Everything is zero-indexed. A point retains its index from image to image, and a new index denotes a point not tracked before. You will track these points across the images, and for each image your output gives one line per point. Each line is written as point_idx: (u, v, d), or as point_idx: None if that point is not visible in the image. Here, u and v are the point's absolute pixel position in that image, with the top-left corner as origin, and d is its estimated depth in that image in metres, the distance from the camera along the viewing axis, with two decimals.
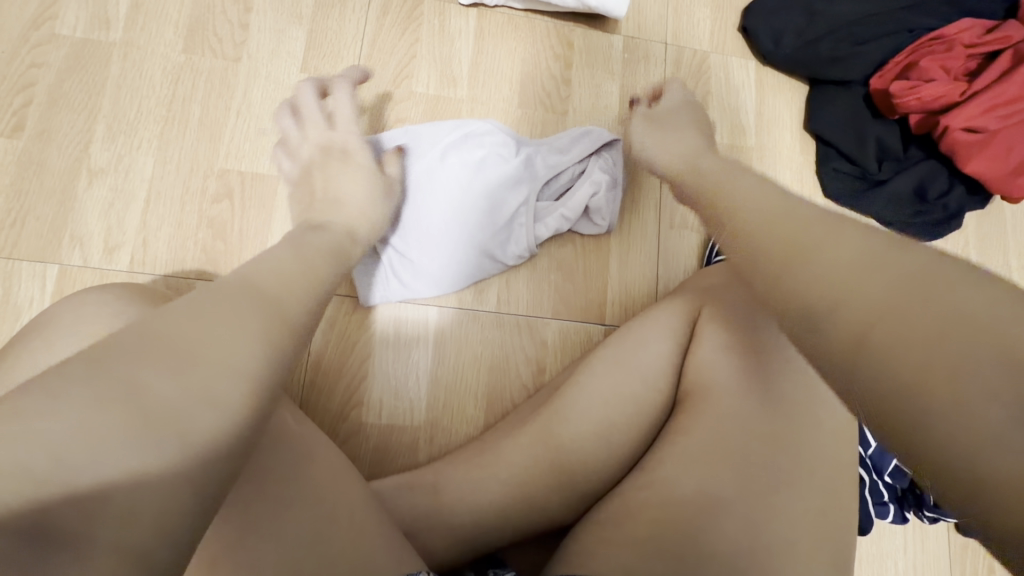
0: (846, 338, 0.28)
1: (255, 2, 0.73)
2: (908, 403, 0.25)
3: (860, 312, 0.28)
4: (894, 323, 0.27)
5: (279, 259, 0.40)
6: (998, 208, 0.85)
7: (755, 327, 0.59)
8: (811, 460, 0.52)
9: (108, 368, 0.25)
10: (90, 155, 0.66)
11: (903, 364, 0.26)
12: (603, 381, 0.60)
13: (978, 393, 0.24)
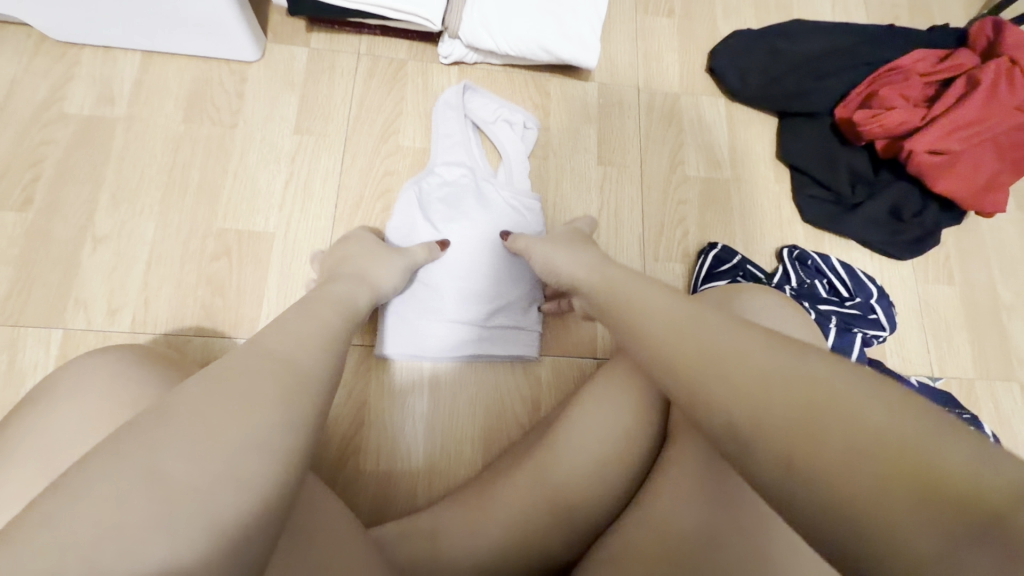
0: (775, 465, 0.30)
1: (250, 73, 0.79)
2: (846, 531, 0.27)
3: (777, 437, 0.31)
4: (816, 450, 0.29)
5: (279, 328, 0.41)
6: (975, 224, 0.88)
7: None
8: None
9: (138, 458, 0.27)
10: (95, 223, 0.70)
11: (833, 490, 0.28)
12: (595, 415, 0.61)
13: (895, 511, 0.26)
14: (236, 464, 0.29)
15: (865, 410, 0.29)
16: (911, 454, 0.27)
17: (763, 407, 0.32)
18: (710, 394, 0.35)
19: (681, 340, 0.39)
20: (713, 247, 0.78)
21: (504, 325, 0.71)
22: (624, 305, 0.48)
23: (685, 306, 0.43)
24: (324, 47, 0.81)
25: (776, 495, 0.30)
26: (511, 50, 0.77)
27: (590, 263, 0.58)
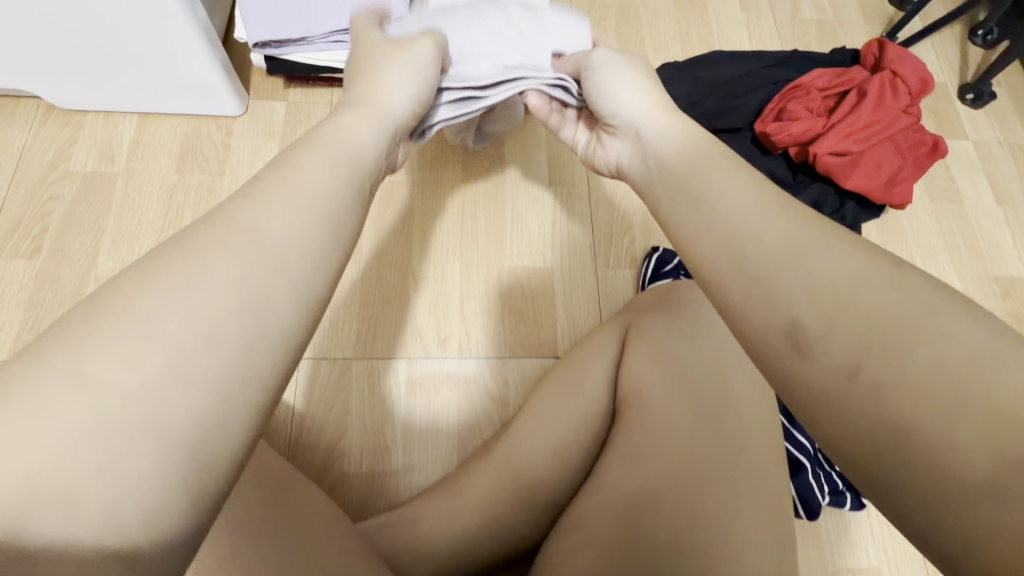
0: (839, 374, 0.31)
1: (235, 126, 0.89)
2: (884, 435, 0.29)
3: (848, 349, 0.32)
4: (888, 365, 0.30)
5: (280, 182, 0.36)
6: (893, 217, 0.98)
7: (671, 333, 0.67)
8: (735, 446, 0.59)
9: (62, 351, 0.25)
10: (97, 265, 0.78)
11: (889, 402, 0.29)
12: (550, 401, 0.68)
13: (958, 439, 0.27)
14: (182, 361, 0.27)
15: (957, 338, 0.29)
16: (992, 378, 0.27)
17: (840, 316, 0.32)
18: (784, 294, 0.35)
19: (764, 242, 0.38)
20: (655, 251, 0.87)
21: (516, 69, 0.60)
22: (691, 179, 0.46)
23: (776, 206, 0.40)
24: (300, 99, 0.92)
25: (821, 399, 0.32)
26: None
27: (658, 118, 0.53)
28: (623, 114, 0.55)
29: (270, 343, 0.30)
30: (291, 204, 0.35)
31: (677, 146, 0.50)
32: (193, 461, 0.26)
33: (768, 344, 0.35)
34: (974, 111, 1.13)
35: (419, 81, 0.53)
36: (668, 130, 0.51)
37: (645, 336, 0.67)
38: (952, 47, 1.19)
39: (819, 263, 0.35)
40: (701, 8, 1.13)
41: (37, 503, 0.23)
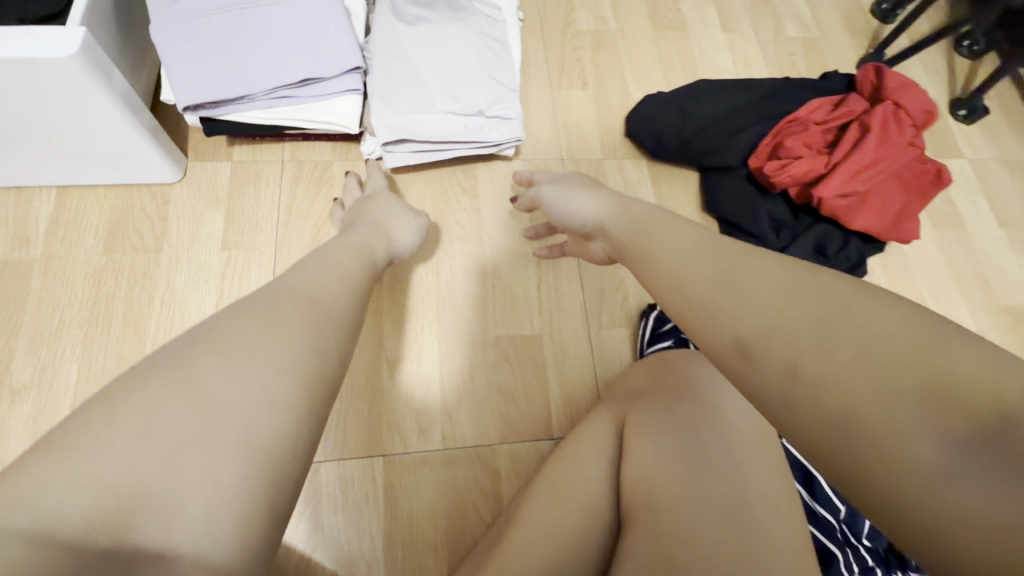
0: (780, 373, 0.33)
1: (172, 194, 0.78)
2: (839, 435, 0.30)
3: (788, 349, 0.33)
4: (821, 360, 0.32)
5: (318, 263, 0.51)
6: (898, 250, 0.92)
7: (676, 424, 0.60)
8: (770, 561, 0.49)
9: (174, 374, 0.33)
10: (13, 372, 0.67)
11: (827, 395, 0.31)
12: (542, 507, 0.59)
13: (900, 416, 0.28)
14: (265, 388, 0.35)
15: (870, 317, 0.32)
16: (907, 349, 0.30)
17: (772, 321, 0.35)
18: (723, 317, 0.38)
19: (693, 269, 0.43)
20: (653, 309, 0.79)
21: (446, 129, 0.76)
22: (644, 238, 0.53)
23: (723, 255, 0.43)
24: (247, 158, 0.82)
25: (774, 400, 0.33)
26: (436, 135, 0.76)
27: (611, 211, 0.61)
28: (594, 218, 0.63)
29: (277, 405, 0.35)
30: (300, 288, 0.45)
31: (630, 216, 0.57)
32: (262, 471, 0.32)
33: (725, 364, 0.37)
34: (969, 127, 1.08)
35: (409, 224, 0.72)
36: (627, 212, 0.59)
37: (640, 431, 0.61)
38: (939, 60, 1.14)
39: (748, 278, 0.39)
40: (681, 30, 1.06)
41: (148, 505, 0.28)
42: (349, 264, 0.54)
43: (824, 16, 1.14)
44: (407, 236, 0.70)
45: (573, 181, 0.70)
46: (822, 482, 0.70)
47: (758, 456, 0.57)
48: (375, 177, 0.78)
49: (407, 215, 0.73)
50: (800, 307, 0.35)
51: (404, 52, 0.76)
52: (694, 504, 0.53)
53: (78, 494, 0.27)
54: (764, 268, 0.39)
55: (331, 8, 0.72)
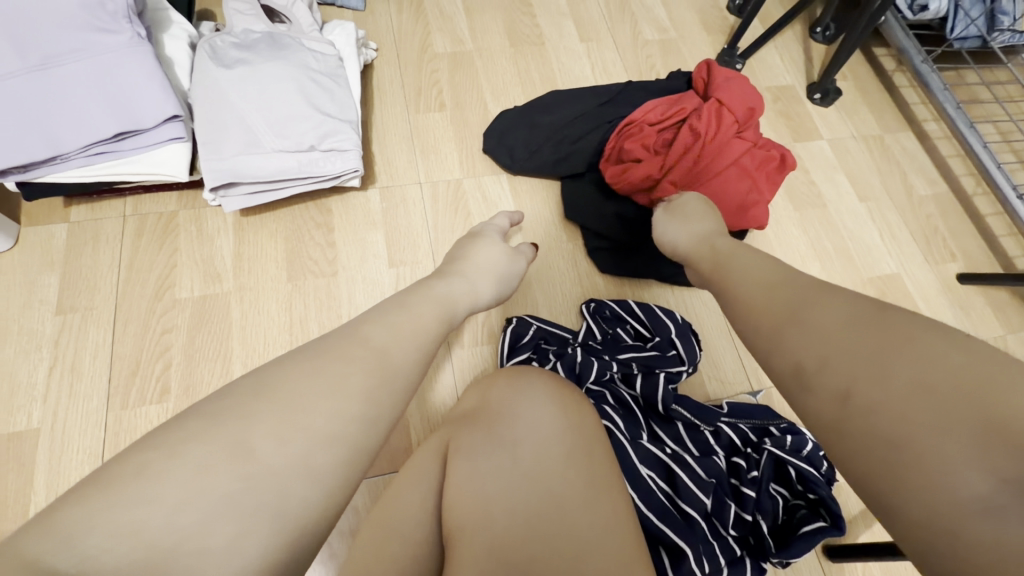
0: (832, 400, 0.36)
1: (3, 262, 0.76)
2: (891, 461, 0.32)
3: (843, 375, 0.36)
4: (876, 387, 0.34)
5: (405, 312, 0.49)
6: (760, 236, 0.96)
7: (490, 441, 0.59)
8: (578, 564, 0.50)
9: (230, 432, 0.34)
10: None
11: (876, 424, 0.33)
12: (365, 548, 0.55)
13: (944, 447, 0.30)
14: (310, 460, 0.35)
15: (938, 360, 0.33)
16: (972, 387, 0.31)
17: (835, 352, 0.38)
18: (787, 341, 0.42)
19: (774, 292, 0.46)
20: (509, 323, 0.80)
21: (278, 168, 0.75)
22: (731, 260, 0.57)
23: (811, 285, 0.45)
24: (85, 218, 0.80)
25: (825, 423, 0.36)
26: (267, 174, 0.75)
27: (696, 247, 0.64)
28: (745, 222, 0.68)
29: (317, 475, 0.35)
30: (376, 345, 0.43)
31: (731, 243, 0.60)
32: (283, 546, 0.32)
33: (784, 385, 0.41)
34: (826, 109, 1.12)
35: (499, 267, 0.70)
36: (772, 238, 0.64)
37: (461, 452, 0.59)
38: (797, 46, 1.19)
39: (818, 311, 0.41)
40: (539, 45, 1.08)
41: (174, 564, 0.29)
42: (428, 322, 0.51)
43: (681, 17, 1.18)
44: (498, 288, 0.69)
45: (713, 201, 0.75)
46: (683, 477, 0.69)
47: (569, 462, 0.57)
48: (498, 219, 0.80)
49: (518, 258, 0.74)
50: (841, 329, 0.39)
51: (226, 95, 0.76)
52: (508, 520, 0.53)
53: (117, 545, 0.28)
54: (846, 297, 0.41)
55: (141, 58, 0.71)
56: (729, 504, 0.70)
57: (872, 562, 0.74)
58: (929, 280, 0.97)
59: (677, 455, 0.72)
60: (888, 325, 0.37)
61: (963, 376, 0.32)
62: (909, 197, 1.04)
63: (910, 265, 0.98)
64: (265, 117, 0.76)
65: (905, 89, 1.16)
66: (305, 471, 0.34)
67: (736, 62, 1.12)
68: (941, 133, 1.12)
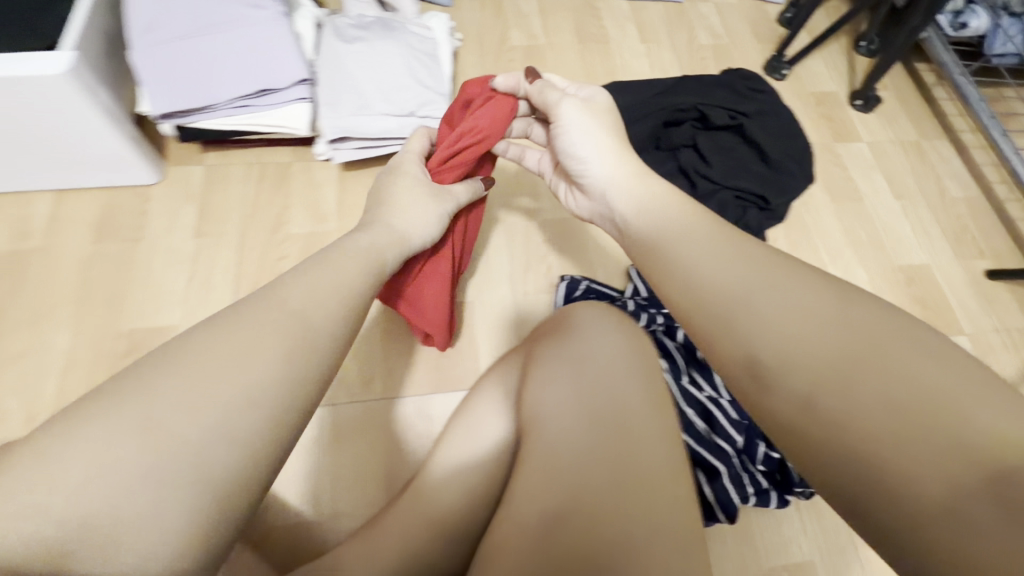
0: (797, 402, 0.40)
1: (153, 193, 0.91)
2: (851, 459, 0.37)
3: (809, 381, 0.40)
4: (838, 398, 0.38)
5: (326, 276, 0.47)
6: (798, 221, 1.05)
7: (562, 356, 0.67)
8: (634, 461, 0.59)
9: (132, 404, 0.32)
10: (13, 342, 0.78)
11: (844, 428, 0.38)
12: (453, 442, 0.69)
13: (909, 458, 0.35)
14: (229, 427, 0.34)
15: (898, 370, 0.37)
16: (937, 399, 0.36)
17: (805, 359, 0.40)
18: (746, 333, 0.43)
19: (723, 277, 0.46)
20: (562, 279, 0.90)
21: (384, 127, 0.88)
22: (649, 232, 0.54)
23: (763, 270, 0.45)
24: (218, 163, 0.95)
25: (786, 420, 0.41)
26: (374, 133, 0.88)
27: (625, 175, 0.58)
28: (591, 174, 0.60)
29: (238, 440, 0.34)
30: (292, 306, 0.41)
31: (631, 199, 0.57)
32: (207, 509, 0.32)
33: (735, 381, 0.44)
34: (867, 115, 1.21)
35: (420, 204, 0.62)
36: (633, 185, 0.57)
37: (537, 364, 0.68)
38: (841, 58, 1.28)
39: (769, 300, 0.43)
40: (603, 43, 1.21)
41: (92, 536, 0.29)
42: (355, 267, 0.50)
43: (734, 26, 1.29)
44: (425, 225, 0.62)
45: (604, 111, 0.62)
46: (719, 417, 0.79)
47: (632, 381, 0.64)
48: (414, 141, 0.67)
49: (444, 200, 0.65)
50: (809, 335, 0.41)
51: (346, 65, 0.90)
52: (576, 419, 0.62)
53: (20, 521, 0.28)
54: (801, 289, 0.43)
55: (283, 30, 0.86)
56: (759, 443, 0.78)
57: None
58: (957, 273, 1.04)
59: (713, 398, 0.81)
60: (859, 334, 0.40)
61: (921, 390, 0.36)
62: (942, 198, 1.12)
63: (939, 258, 1.05)
64: (376, 84, 0.89)
65: (944, 101, 1.24)
66: (228, 439, 0.34)
67: (783, 68, 1.22)
68: (977, 143, 1.19)
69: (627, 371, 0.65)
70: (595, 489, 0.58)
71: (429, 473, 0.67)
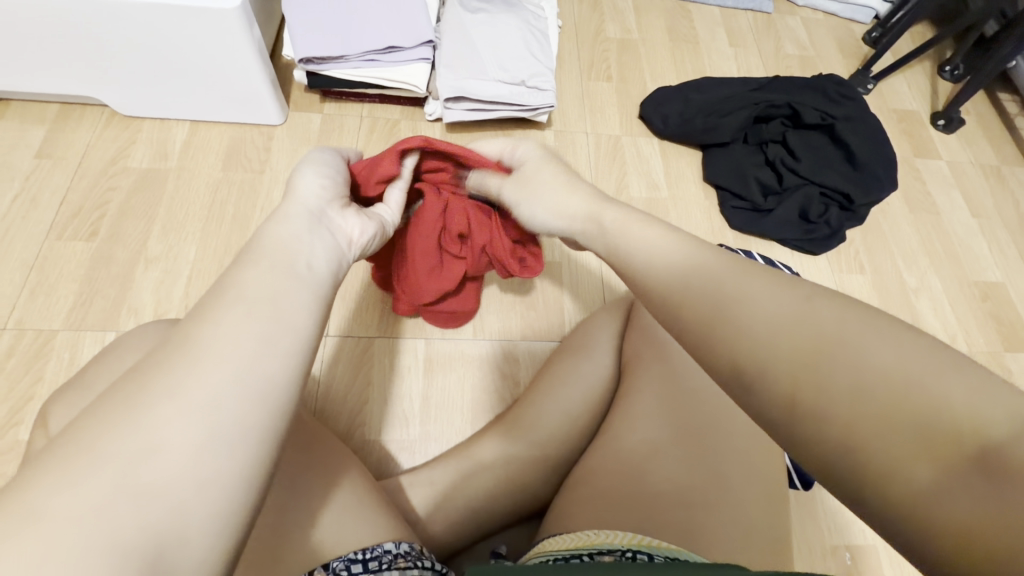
0: (776, 403, 0.32)
1: (275, 133, 0.99)
2: (841, 460, 0.29)
3: (785, 376, 0.32)
4: (818, 393, 0.30)
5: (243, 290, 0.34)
6: (875, 227, 1.07)
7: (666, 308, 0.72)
8: (734, 406, 0.62)
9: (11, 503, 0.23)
10: (148, 248, 0.86)
11: (825, 429, 0.30)
12: (552, 376, 0.73)
13: (924, 466, 0.27)
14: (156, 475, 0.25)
15: (861, 360, 0.30)
16: (914, 393, 0.28)
17: (771, 354, 0.33)
18: (720, 338, 0.36)
19: (699, 264, 0.40)
20: None
21: (496, 92, 0.95)
22: (619, 252, 0.47)
23: (725, 269, 0.38)
24: (334, 112, 1.02)
25: (773, 424, 0.32)
26: (486, 96, 0.95)
27: (583, 206, 0.52)
28: (552, 227, 0.56)
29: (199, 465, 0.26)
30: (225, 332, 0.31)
31: (595, 243, 0.51)
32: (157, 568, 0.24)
33: (721, 386, 0.36)
34: (947, 135, 1.23)
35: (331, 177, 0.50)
36: (586, 228, 0.52)
37: (642, 313, 0.72)
38: (924, 80, 1.31)
39: (742, 293, 0.36)
40: (694, 43, 1.26)
41: None
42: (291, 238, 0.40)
43: (820, 40, 1.33)
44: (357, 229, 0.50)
45: (543, 165, 0.58)
46: None
47: None
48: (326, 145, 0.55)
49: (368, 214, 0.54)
50: (755, 332, 0.34)
51: (467, 33, 0.97)
52: (681, 361, 0.66)
53: None
54: (756, 293, 0.36)
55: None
56: None
57: None
58: None
59: None
60: (820, 328, 0.32)
61: (899, 389, 0.29)
62: (1021, 222, 1.13)
63: (1014, 278, 1.06)
64: (493, 52, 0.96)
65: None
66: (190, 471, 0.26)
67: (869, 82, 1.24)
68: None
69: None
70: (694, 426, 0.61)
71: (530, 396, 0.72)
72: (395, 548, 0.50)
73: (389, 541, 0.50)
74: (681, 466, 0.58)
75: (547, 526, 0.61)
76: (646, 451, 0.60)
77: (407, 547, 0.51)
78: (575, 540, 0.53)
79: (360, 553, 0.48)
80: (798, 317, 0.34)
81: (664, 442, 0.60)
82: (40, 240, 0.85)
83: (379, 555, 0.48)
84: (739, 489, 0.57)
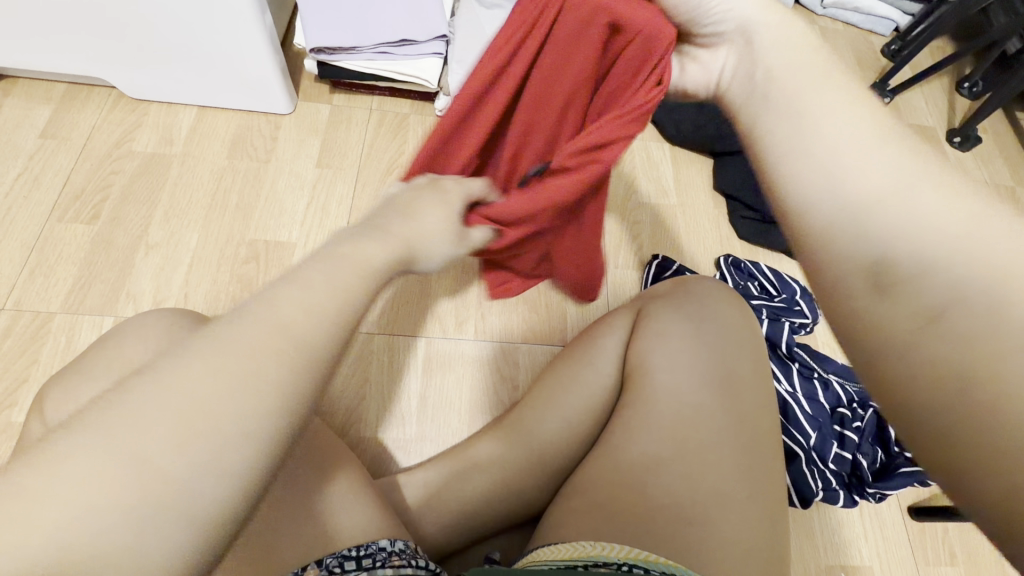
0: (918, 317, 0.34)
1: (283, 122, 0.97)
2: (946, 387, 0.32)
3: (943, 295, 0.34)
4: (976, 316, 0.33)
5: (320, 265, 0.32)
6: None
7: (683, 312, 0.70)
8: (739, 422, 0.61)
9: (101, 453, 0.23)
10: (149, 233, 0.85)
11: (959, 364, 0.32)
12: (553, 382, 0.72)
13: None
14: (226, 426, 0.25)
15: (1018, 306, 0.32)
16: None
17: (931, 269, 0.35)
18: (870, 237, 0.37)
19: (861, 177, 0.37)
20: (655, 258, 0.93)
21: None
22: (809, 114, 0.39)
23: (913, 162, 0.37)
24: (343, 104, 1.01)
25: (896, 342, 0.35)
26: None
27: (772, 19, 0.41)
28: (735, 16, 0.41)
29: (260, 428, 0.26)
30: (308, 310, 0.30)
31: (794, 57, 0.41)
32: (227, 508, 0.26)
33: (847, 288, 0.37)
34: (962, 153, 1.21)
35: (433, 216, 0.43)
36: (776, 38, 0.41)
37: (654, 317, 0.71)
38: (941, 95, 1.29)
39: (912, 207, 0.36)
40: None
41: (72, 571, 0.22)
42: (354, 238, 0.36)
43: (837, 51, 1.31)
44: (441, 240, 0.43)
45: None
46: (795, 410, 0.80)
47: (746, 351, 0.67)
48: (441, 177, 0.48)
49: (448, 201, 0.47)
50: (858, 264, 0.37)
51: (480, 26, 0.95)
52: (686, 373, 0.65)
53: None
54: (921, 202, 0.36)
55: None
56: (832, 442, 0.79)
57: (954, 531, 0.81)
58: None
59: (791, 392, 0.81)
60: (980, 268, 0.34)
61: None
62: None
63: None
64: None
65: None
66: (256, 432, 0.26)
67: (885, 96, 1.22)
68: None
69: (743, 344, 0.68)
70: (697, 440, 0.60)
71: (531, 401, 0.71)
72: (390, 545, 0.49)
73: (384, 539, 0.50)
74: (682, 481, 0.57)
75: (541, 534, 0.60)
76: (647, 464, 0.59)
77: (403, 546, 0.50)
78: (569, 550, 0.52)
79: (353, 550, 0.47)
80: (963, 241, 0.35)
81: (666, 458, 0.59)
82: (40, 222, 0.84)
83: (374, 553, 0.47)
84: (737, 508, 0.56)
